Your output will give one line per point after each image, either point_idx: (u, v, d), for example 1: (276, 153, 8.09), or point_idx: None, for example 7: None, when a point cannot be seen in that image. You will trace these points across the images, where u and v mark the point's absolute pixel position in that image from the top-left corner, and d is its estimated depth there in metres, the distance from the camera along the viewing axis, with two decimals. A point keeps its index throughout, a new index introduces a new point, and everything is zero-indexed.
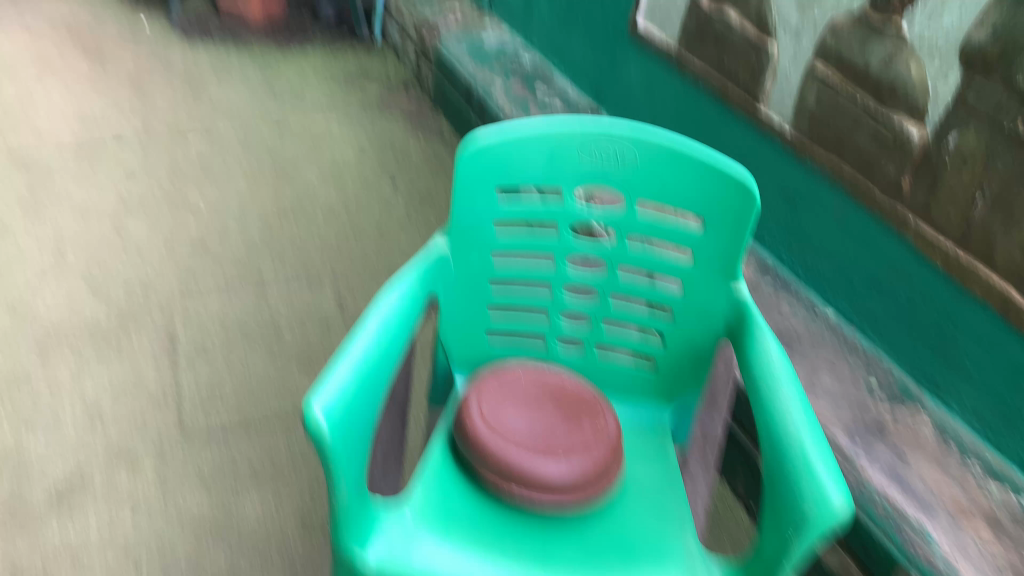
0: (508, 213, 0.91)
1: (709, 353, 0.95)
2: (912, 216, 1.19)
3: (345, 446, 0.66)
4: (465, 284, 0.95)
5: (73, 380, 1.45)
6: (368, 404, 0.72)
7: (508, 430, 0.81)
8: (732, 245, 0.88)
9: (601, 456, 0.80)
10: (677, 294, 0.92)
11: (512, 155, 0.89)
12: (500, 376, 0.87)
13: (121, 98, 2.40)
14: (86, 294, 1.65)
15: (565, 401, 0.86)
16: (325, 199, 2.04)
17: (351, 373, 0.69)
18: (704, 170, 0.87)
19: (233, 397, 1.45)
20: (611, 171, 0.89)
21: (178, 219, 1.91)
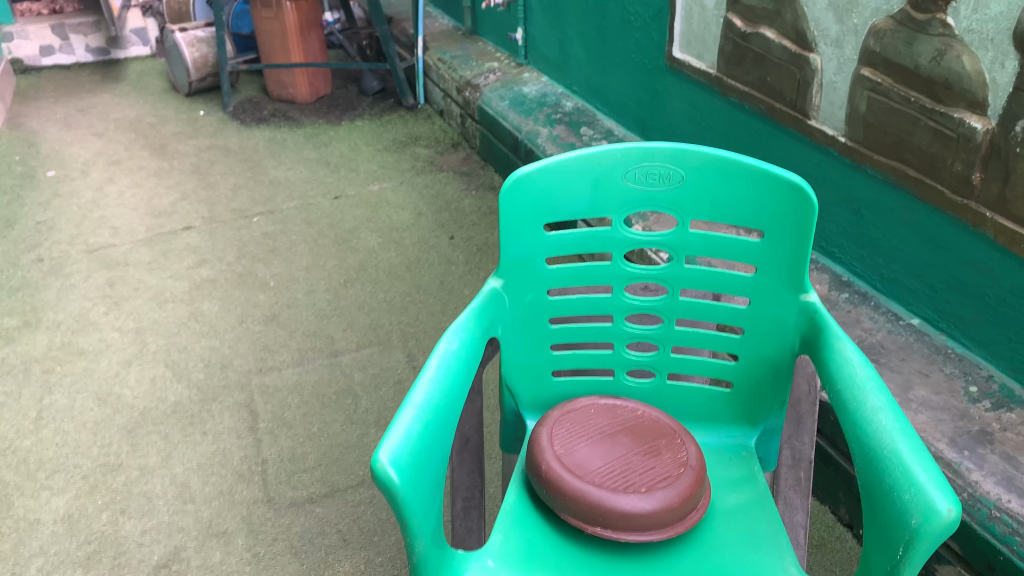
0: (556, 246, 0.89)
1: (787, 368, 0.89)
2: (988, 211, 1.15)
3: (415, 493, 0.62)
4: (523, 324, 0.92)
5: (163, 464, 1.49)
6: (440, 449, 0.68)
7: (584, 468, 0.78)
8: (795, 250, 0.84)
9: (685, 485, 0.76)
10: (743, 310, 0.88)
11: (556, 187, 0.88)
12: (570, 413, 0.85)
13: (187, 189, 2.51)
14: (169, 379, 1.70)
15: (641, 434, 0.82)
16: (388, 264, 2.07)
17: (415, 418, 0.66)
18: (754, 177, 0.84)
19: (317, 466, 1.46)
20: (658, 192, 0.87)
21: (249, 298, 1.96)
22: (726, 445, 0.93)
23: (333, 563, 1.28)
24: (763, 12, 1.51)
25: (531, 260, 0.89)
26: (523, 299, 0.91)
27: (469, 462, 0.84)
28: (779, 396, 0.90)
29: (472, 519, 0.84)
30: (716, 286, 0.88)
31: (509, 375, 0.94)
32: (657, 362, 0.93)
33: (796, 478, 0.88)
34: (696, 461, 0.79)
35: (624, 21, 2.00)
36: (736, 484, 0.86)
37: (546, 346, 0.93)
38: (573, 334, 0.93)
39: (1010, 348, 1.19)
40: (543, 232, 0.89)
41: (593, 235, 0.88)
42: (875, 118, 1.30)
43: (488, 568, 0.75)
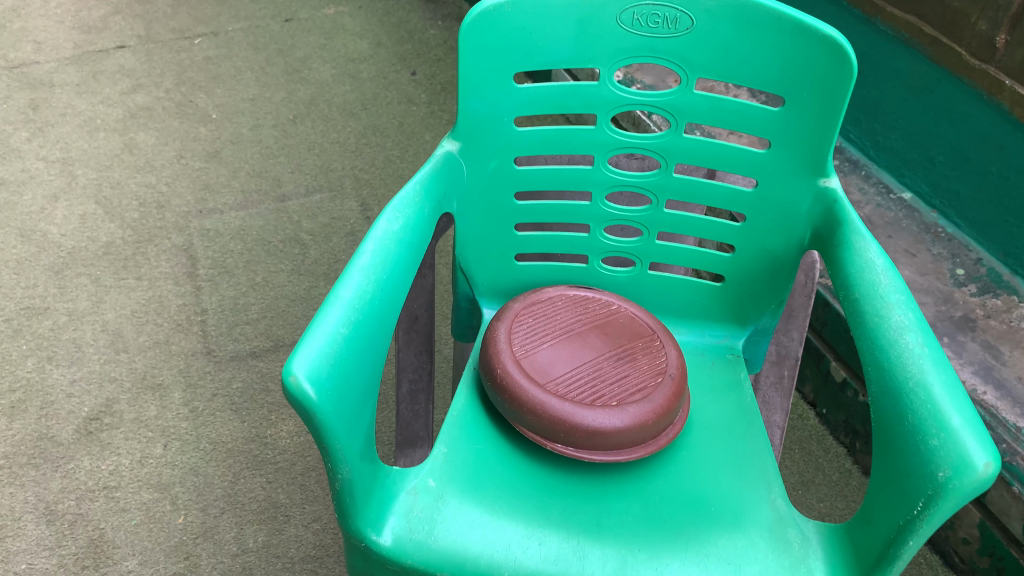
0: (528, 103, 0.74)
1: (791, 265, 0.78)
2: (1007, 78, 1.05)
3: (340, 410, 0.50)
4: (484, 196, 0.79)
5: (94, 309, 1.39)
6: (373, 352, 0.56)
7: (545, 374, 0.69)
8: (819, 123, 0.69)
9: (661, 399, 0.67)
10: (749, 193, 0.75)
11: (533, 27, 0.71)
12: (533, 309, 0.76)
13: (122, 3, 2.26)
14: (100, 217, 1.57)
15: (614, 336, 0.74)
16: (342, 99, 1.90)
17: (342, 319, 0.53)
18: (780, 29, 0.68)
19: (260, 319, 1.38)
20: (659, 39, 0.71)
21: (190, 130, 1.80)
22: (710, 347, 0.83)
23: (276, 422, 1.22)
24: None
25: (496, 119, 0.74)
26: (484, 168, 0.77)
27: (419, 343, 0.76)
28: (778, 296, 0.80)
29: (420, 404, 0.77)
30: (718, 162, 0.74)
31: (465, 255, 0.82)
32: (639, 250, 0.81)
33: (778, 376, 0.86)
34: (676, 370, 0.71)
35: None
36: (719, 393, 0.77)
37: (510, 224, 0.81)
38: (543, 211, 0.80)
39: (1004, 230, 1.12)
40: (512, 84, 0.73)
41: (575, 91, 0.73)
42: None
43: (430, 487, 0.65)
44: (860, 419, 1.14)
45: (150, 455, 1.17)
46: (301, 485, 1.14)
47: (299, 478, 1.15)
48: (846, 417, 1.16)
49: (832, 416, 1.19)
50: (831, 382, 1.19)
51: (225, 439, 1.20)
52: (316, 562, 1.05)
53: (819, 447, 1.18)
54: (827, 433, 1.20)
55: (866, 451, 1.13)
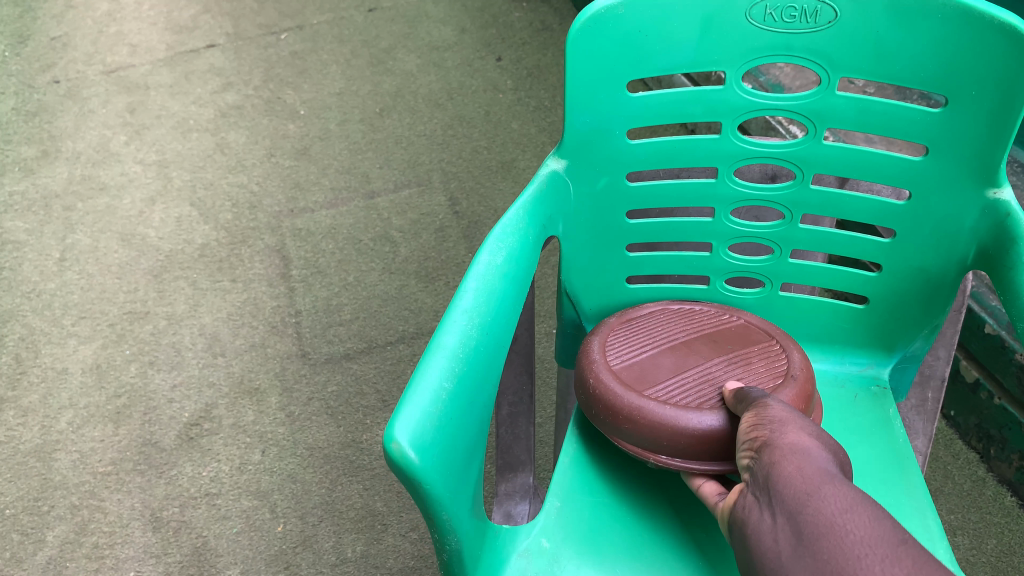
0: (644, 114, 0.68)
1: (951, 286, 0.70)
2: None
3: (448, 476, 0.46)
4: (595, 216, 0.74)
5: (192, 313, 1.40)
6: (478, 402, 0.52)
7: (645, 380, 0.64)
8: (989, 125, 0.61)
9: (781, 396, 0.61)
10: (901, 206, 0.67)
11: (649, 29, 0.64)
12: (630, 323, 0.70)
13: (211, 3, 2.29)
14: (195, 219, 1.58)
15: (723, 343, 0.68)
16: (428, 89, 1.87)
17: (448, 372, 0.48)
18: (946, 18, 0.59)
19: (354, 320, 1.36)
20: (796, 37, 0.63)
21: (279, 127, 1.80)
22: (853, 377, 0.77)
23: (371, 426, 1.20)
24: None
25: (609, 133, 0.69)
26: (594, 185, 0.72)
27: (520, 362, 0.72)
28: (931, 320, 0.73)
29: (520, 426, 0.73)
30: (862, 172, 0.67)
31: (572, 282, 0.78)
32: (770, 269, 0.75)
33: (921, 399, 0.80)
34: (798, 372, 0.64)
35: None
36: (865, 434, 0.71)
37: (621, 246, 0.76)
38: (661, 230, 0.75)
39: None
40: (627, 92, 0.67)
41: (697, 98, 0.67)
42: None
43: (545, 547, 0.62)
44: (996, 423, 1.03)
45: (248, 461, 1.17)
46: (397, 493, 1.12)
47: (396, 485, 1.13)
48: (978, 422, 1.06)
49: (962, 419, 1.09)
50: (960, 383, 1.08)
51: (321, 444, 1.19)
52: (415, 574, 1.03)
53: (948, 454, 1.08)
54: (956, 438, 1.10)
55: (1004, 458, 1.03)
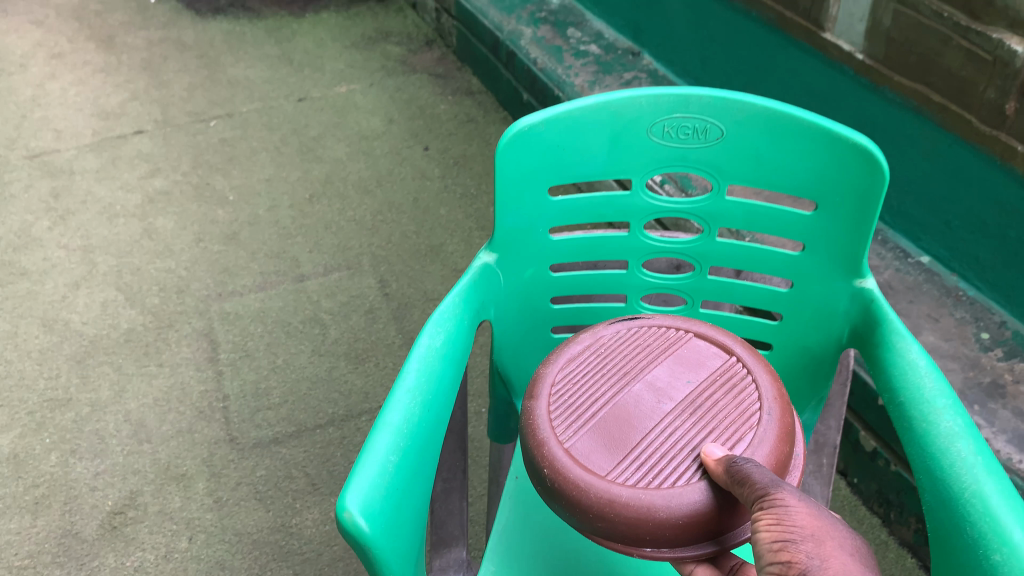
0: (562, 214, 0.75)
1: (831, 364, 0.78)
2: (1020, 145, 1.06)
3: (395, 544, 0.49)
4: (520, 305, 0.80)
5: (116, 399, 1.39)
6: (419, 474, 0.55)
7: (609, 455, 0.61)
8: (854, 228, 0.70)
9: (762, 453, 0.59)
10: (785, 293, 0.76)
11: (565, 143, 0.73)
12: (572, 376, 0.67)
13: (139, 90, 2.32)
14: (121, 304, 1.58)
15: (674, 378, 0.66)
16: (358, 176, 1.93)
17: (392, 446, 0.52)
18: (813, 138, 0.69)
19: (283, 403, 1.37)
20: (690, 150, 0.73)
21: (208, 212, 1.82)
22: None
23: (300, 510, 1.21)
24: None
25: (531, 231, 0.75)
26: (517, 276, 0.78)
27: (453, 440, 0.76)
28: (817, 394, 0.81)
29: (454, 501, 0.76)
30: (751, 264, 0.76)
31: (502, 364, 0.82)
32: None
33: (817, 466, 0.80)
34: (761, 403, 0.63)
35: None
36: None
37: (545, 329, 0.83)
38: (580, 315, 0.82)
39: None
40: (547, 196, 0.74)
41: (608, 201, 0.75)
42: (901, 35, 1.19)
43: None
44: (894, 488, 1.11)
45: (174, 550, 1.16)
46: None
47: (327, 569, 1.13)
48: (878, 487, 1.14)
49: (864, 485, 1.17)
50: (860, 451, 1.16)
51: (250, 530, 1.18)
52: None
53: (853, 518, 1.16)
54: (860, 503, 1.18)
55: (902, 521, 1.11)
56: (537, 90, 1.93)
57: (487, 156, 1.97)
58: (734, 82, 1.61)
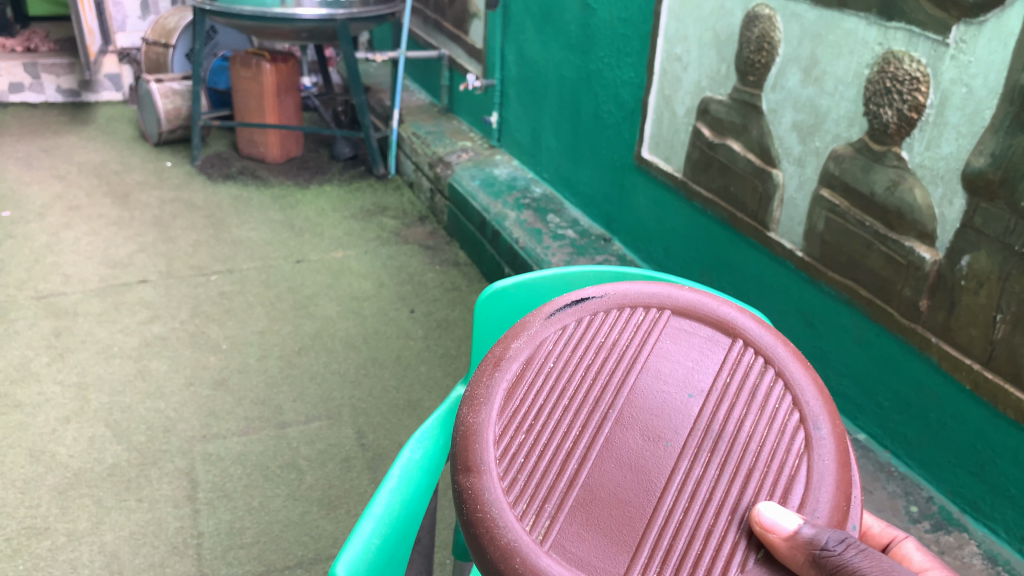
0: None
1: None
2: (933, 336, 1.23)
3: None
4: None
5: (93, 530, 1.43)
6: (400, 551, 0.74)
7: (619, 548, 0.56)
8: None
9: (826, 496, 0.57)
10: None
11: (530, 302, 0.97)
12: (528, 435, 0.62)
13: (148, 243, 2.49)
14: (108, 440, 1.65)
15: (665, 410, 0.62)
16: (345, 332, 2.07)
17: (374, 531, 0.71)
18: None
19: (254, 543, 1.42)
20: None
21: (200, 358, 1.93)
22: None
23: None
24: (731, 125, 1.58)
25: None
26: None
27: (419, 561, 0.84)
28: None
29: None
30: None
31: None
32: None
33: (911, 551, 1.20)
34: (789, 418, 0.61)
35: (597, 117, 2.06)
36: None
37: None
38: None
39: (951, 472, 1.26)
40: None
41: None
42: (832, 238, 1.38)
43: None
44: None
45: None
46: None
47: None
48: None
49: None
50: None
51: None
52: None
53: None
54: None
55: None
56: (517, 265, 2.11)
57: (467, 322, 2.12)
58: (693, 269, 1.79)
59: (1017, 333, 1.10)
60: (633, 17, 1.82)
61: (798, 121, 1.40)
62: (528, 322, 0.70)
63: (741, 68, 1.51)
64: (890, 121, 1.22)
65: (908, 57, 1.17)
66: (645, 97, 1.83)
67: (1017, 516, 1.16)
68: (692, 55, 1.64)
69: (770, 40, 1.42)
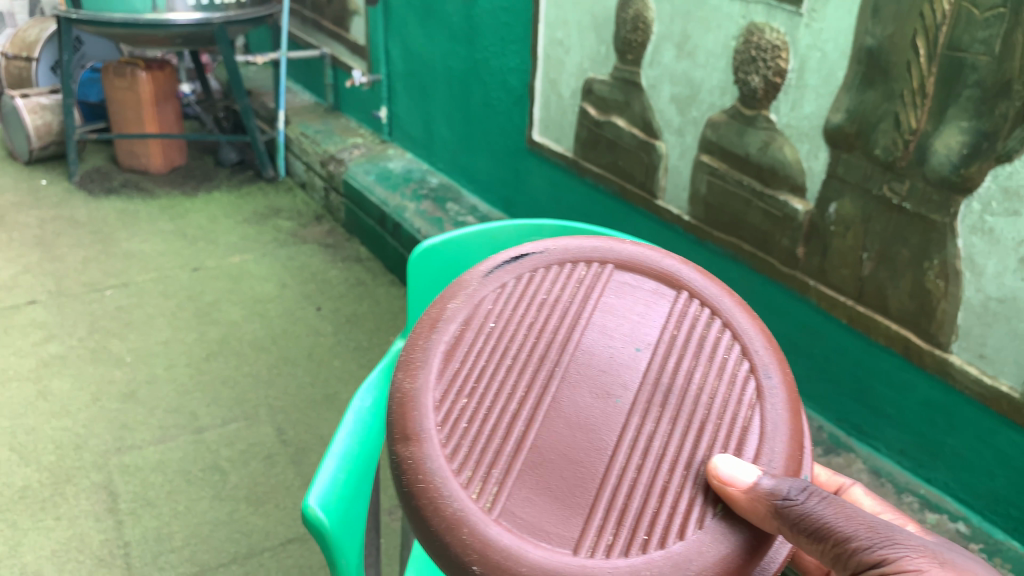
0: None
1: None
2: (811, 279, 1.35)
3: (343, 533, 0.72)
4: None
5: (11, 553, 1.39)
6: (358, 494, 0.79)
7: (571, 512, 0.59)
8: None
9: (780, 446, 0.61)
10: None
11: (456, 256, 1.07)
12: (474, 403, 0.65)
13: (32, 263, 2.40)
14: (15, 463, 1.60)
15: (613, 365, 0.66)
16: (253, 334, 2.06)
17: (336, 468, 0.75)
18: None
19: (184, 546, 1.42)
20: None
21: (105, 373, 1.88)
22: None
23: None
24: (614, 103, 1.67)
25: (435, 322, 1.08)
26: None
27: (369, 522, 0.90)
28: None
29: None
30: None
31: None
32: None
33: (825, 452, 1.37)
34: (739, 367, 0.66)
35: (486, 104, 2.12)
36: None
37: None
38: None
39: (837, 402, 1.39)
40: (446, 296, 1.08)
41: None
42: (715, 200, 1.49)
43: None
44: None
45: None
46: None
47: None
48: None
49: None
50: None
51: None
52: None
53: None
54: None
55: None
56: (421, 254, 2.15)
57: (377, 314, 2.15)
58: None
59: (881, 268, 1.24)
60: (514, 6, 1.89)
61: (676, 93, 1.50)
62: (466, 282, 0.74)
63: (619, 48, 1.60)
64: (757, 87, 1.34)
65: (769, 27, 1.29)
66: (532, 82, 1.91)
67: (895, 432, 1.31)
68: (573, 39, 1.73)
69: (644, 19, 1.51)
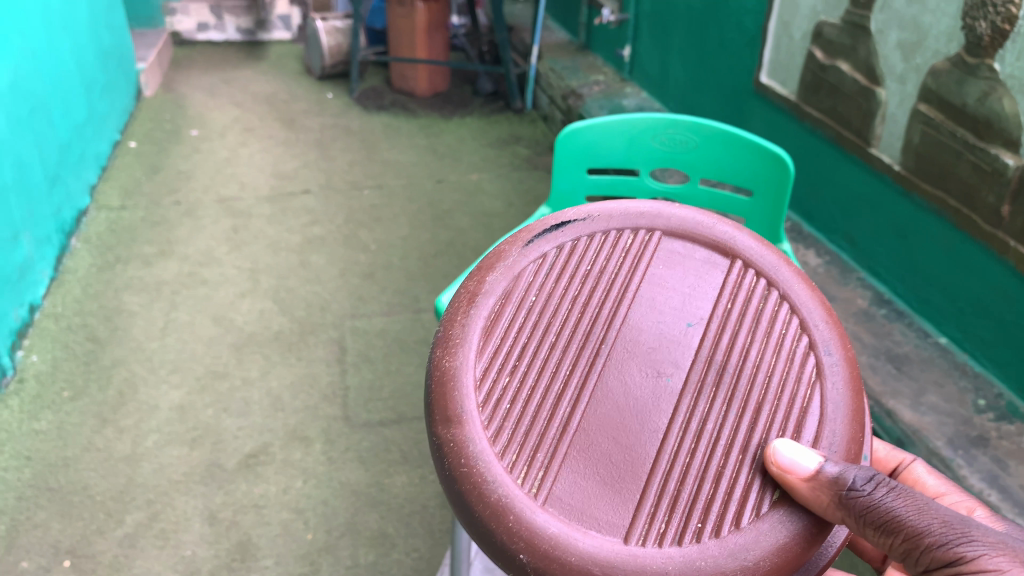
0: (592, 185, 1.30)
1: None
2: (1011, 239, 1.30)
3: None
4: None
5: (262, 378, 1.74)
6: None
7: (621, 501, 0.61)
8: (772, 203, 1.21)
9: (839, 428, 0.64)
10: None
11: (596, 141, 1.28)
12: (521, 383, 0.68)
13: (310, 160, 2.82)
14: (274, 312, 1.96)
15: (664, 343, 0.69)
16: (476, 240, 2.30)
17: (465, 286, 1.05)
18: (749, 146, 1.21)
19: (390, 398, 1.68)
20: (678, 151, 1.27)
21: (352, 255, 2.21)
22: None
23: (392, 474, 1.52)
24: (842, 47, 1.66)
25: (573, 193, 1.31)
26: None
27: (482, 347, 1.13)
28: None
29: None
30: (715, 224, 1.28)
31: None
32: None
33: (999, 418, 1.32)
34: (797, 345, 0.69)
35: (721, 45, 2.15)
36: None
37: None
38: None
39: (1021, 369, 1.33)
40: (585, 173, 1.30)
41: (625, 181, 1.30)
42: (926, 150, 1.45)
43: None
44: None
45: (291, 485, 1.49)
46: (406, 522, 1.43)
47: (407, 515, 1.44)
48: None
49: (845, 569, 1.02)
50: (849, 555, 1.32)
51: (352, 481, 1.50)
52: None
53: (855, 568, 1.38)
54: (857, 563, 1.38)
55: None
56: None
57: None
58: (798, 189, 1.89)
59: None
60: None
61: (902, 39, 1.47)
62: (507, 253, 0.78)
63: None
64: (983, 34, 1.29)
65: None
66: (766, 24, 1.92)
67: None
68: None
69: None
